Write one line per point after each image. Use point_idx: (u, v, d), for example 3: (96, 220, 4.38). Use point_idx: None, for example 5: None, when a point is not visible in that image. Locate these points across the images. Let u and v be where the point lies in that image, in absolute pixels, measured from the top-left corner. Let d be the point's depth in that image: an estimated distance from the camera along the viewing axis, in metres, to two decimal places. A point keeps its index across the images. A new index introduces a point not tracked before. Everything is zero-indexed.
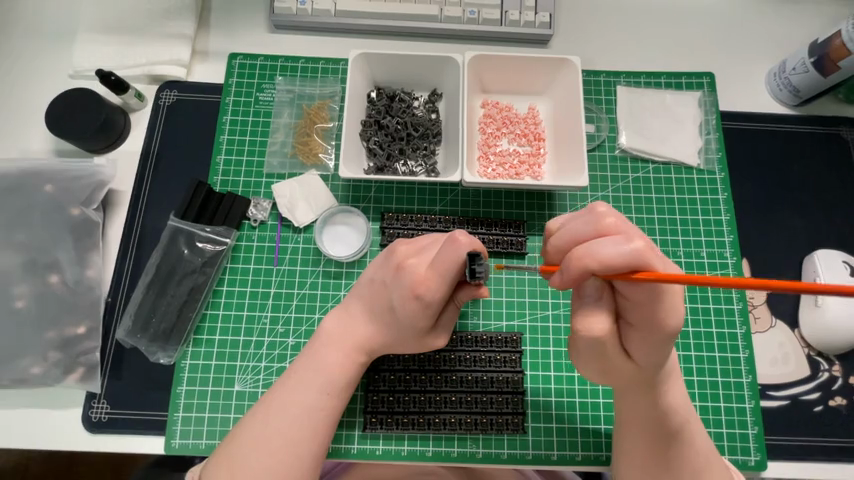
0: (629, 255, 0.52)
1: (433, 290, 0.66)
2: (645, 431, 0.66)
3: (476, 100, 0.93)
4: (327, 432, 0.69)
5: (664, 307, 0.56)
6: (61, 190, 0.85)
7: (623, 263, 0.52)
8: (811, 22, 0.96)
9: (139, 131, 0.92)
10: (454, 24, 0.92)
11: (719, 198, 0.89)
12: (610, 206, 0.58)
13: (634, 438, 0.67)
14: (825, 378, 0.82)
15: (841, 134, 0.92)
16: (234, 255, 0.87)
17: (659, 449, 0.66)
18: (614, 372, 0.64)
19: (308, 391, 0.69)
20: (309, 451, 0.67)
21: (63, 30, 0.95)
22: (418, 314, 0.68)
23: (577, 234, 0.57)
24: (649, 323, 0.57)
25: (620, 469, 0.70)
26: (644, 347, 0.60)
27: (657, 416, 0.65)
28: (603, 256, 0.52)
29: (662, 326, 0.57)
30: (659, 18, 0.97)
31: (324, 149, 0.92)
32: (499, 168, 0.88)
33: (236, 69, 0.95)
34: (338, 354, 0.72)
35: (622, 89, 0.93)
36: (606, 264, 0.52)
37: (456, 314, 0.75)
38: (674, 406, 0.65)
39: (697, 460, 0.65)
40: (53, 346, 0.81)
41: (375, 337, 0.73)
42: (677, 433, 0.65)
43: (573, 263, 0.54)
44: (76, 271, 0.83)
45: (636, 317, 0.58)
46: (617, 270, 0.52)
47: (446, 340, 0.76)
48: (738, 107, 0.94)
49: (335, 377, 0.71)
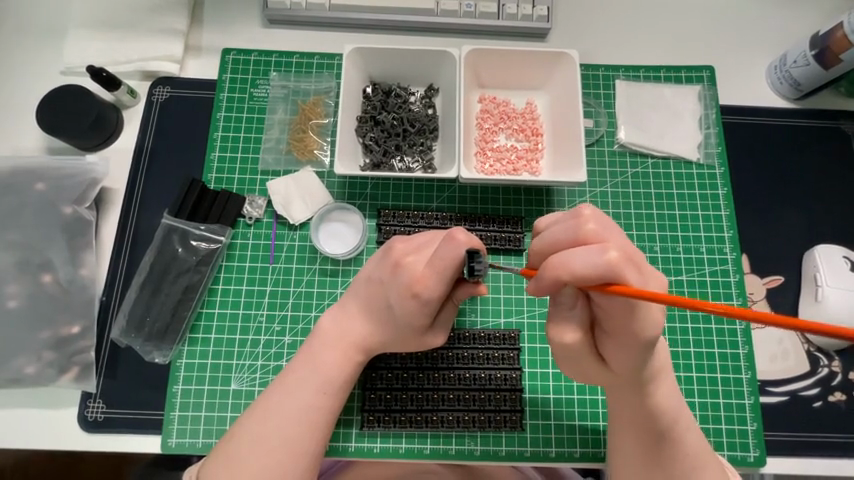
0: (601, 267, 0.50)
1: (430, 288, 0.65)
2: (627, 430, 0.67)
3: (474, 95, 0.91)
4: (323, 425, 0.69)
5: (640, 320, 0.55)
6: (54, 188, 0.84)
7: (595, 275, 0.50)
8: (811, 13, 0.95)
9: (131, 129, 0.91)
10: (451, 18, 0.91)
11: (718, 192, 0.88)
12: (595, 209, 0.57)
13: (622, 438, 0.67)
14: (824, 373, 0.82)
15: (841, 127, 0.92)
16: (229, 254, 0.86)
17: (651, 449, 0.65)
18: (594, 375, 0.65)
19: (305, 391, 0.68)
20: (310, 450, 0.67)
21: (53, 25, 0.93)
22: (418, 313, 0.68)
23: (559, 238, 0.57)
24: (622, 334, 0.57)
25: (614, 467, 0.69)
26: (618, 352, 0.59)
27: (641, 417, 0.65)
28: (576, 268, 0.51)
29: (638, 336, 0.56)
30: (659, 10, 0.96)
31: (319, 145, 0.91)
32: (497, 164, 0.87)
33: (230, 65, 0.93)
34: (334, 353, 0.71)
35: (621, 83, 0.92)
36: (579, 275, 0.51)
37: (454, 313, 0.74)
38: (661, 406, 0.64)
39: (691, 460, 0.64)
40: (48, 346, 0.80)
41: (373, 336, 0.72)
42: (666, 432, 0.64)
43: (546, 271, 0.53)
44: (69, 270, 0.83)
45: (612, 328, 0.57)
46: (591, 282, 0.51)
47: (446, 336, 0.74)
48: (738, 101, 0.93)
49: (332, 373, 0.70)
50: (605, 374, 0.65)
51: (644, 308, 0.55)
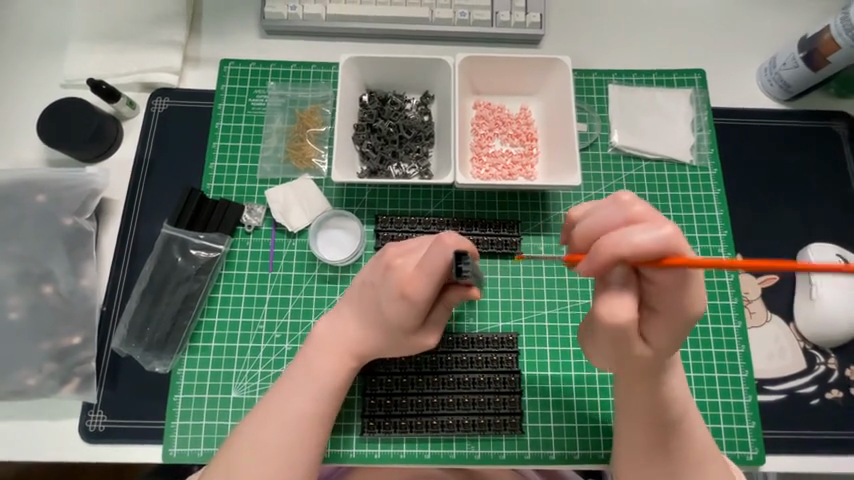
0: (664, 240, 0.50)
1: (419, 290, 0.66)
2: (651, 423, 0.65)
3: (469, 101, 0.93)
4: (319, 431, 0.69)
5: (692, 294, 0.56)
6: (54, 200, 0.85)
7: (657, 248, 0.50)
8: (799, 16, 0.96)
9: (130, 140, 0.92)
10: (445, 26, 0.93)
11: (711, 193, 0.89)
12: (635, 195, 0.58)
13: (636, 433, 0.66)
14: (821, 370, 0.82)
15: (832, 127, 0.93)
16: (229, 262, 0.86)
17: (665, 443, 0.65)
18: (626, 362, 0.61)
19: (300, 399, 0.69)
20: (306, 457, 0.67)
21: (52, 38, 0.95)
22: (407, 314, 0.68)
23: (607, 220, 0.57)
24: (672, 310, 0.57)
25: (624, 463, 0.68)
26: (663, 330, 0.59)
27: (665, 407, 0.64)
28: (637, 242, 0.51)
29: (689, 311, 0.57)
30: (650, 15, 0.97)
31: (317, 153, 0.92)
32: (492, 169, 0.88)
33: (227, 76, 0.94)
34: (327, 360, 0.71)
35: (613, 87, 0.93)
36: (641, 248, 0.51)
37: (446, 317, 0.75)
38: (679, 394, 0.65)
39: (695, 455, 0.65)
40: (49, 357, 0.81)
41: (367, 341, 0.73)
42: (679, 425, 0.65)
43: (604, 247, 0.53)
44: (70, 281, 0.83)
45: (661, 302, 0.57)
46: (653, 255, 0.51)
47: (438, 339, 0.74)
48: (729, 103, 0.94)
49: (327, 379, 0.70)
50: (636, 362, 0.61)
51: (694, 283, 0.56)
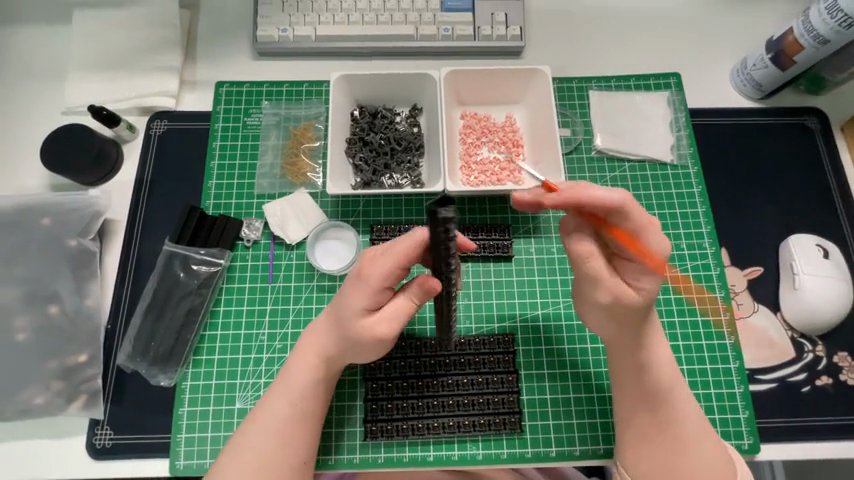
0: (618, 197, 0.64)
1: (371, 268, 0.70)
2: (641, 381, 0.72)
3: (456, 112, 0.96)
4: (304, 433, 0.72)
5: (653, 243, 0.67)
6: (58, 223, 0.88)
7: (611, 202, 0.64)
8: (769, 19, 1.01)
9: (131, 162, 0.95)
10: (430, 42, 0.97)
11: (693, 190, 0.92)
12: None
13: (630, 397, 0.73)
14: (809, 358, 0.84)
15: (806, 123, 0.96)
16: (229, 276, 0.89)
17: (655, 404, 0.71)
18: (614, 313, 0.70)
19: (281, 400, 0.73)
20: (296, 467, 0.71)
21: (53, 68, 0.98)
22: (360, 296, 0.71)
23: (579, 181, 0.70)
24: (641, 257, 0.68)
25: (625, 436, 0.73)
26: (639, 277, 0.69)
27: (650, 365, 0.71)
28: (597, 193, 0.65)
29: (652, 257, 0.67)
30: (626, 23, 1.01)
31: (311, 168, 0.95)
32: (481, 175, 0.91)
33: (223, 97, 0.98)
34: (301, 367, 0.74)
35: (594, 93, 0.97)
36: (597, 197, 0.64)
37: (407, 316, 0.72)
38: (662, 355, 0.72)
39: (678, 426, 0.70)
40: (56, 376, 0.83)
41: (332, 342, 0.74)
42: (665, 387, 0.71)
43: (570, 190, 0.66)
44: (75, 301, 0.86)
45: (631, 253, 0.69)
46: (606, 204, 0.64)
47: (395, 332, 0.71)
48: (707, 104, 0.97)
49: (305, 384, 0.74)
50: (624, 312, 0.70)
51: (654, 234, 0.67)
